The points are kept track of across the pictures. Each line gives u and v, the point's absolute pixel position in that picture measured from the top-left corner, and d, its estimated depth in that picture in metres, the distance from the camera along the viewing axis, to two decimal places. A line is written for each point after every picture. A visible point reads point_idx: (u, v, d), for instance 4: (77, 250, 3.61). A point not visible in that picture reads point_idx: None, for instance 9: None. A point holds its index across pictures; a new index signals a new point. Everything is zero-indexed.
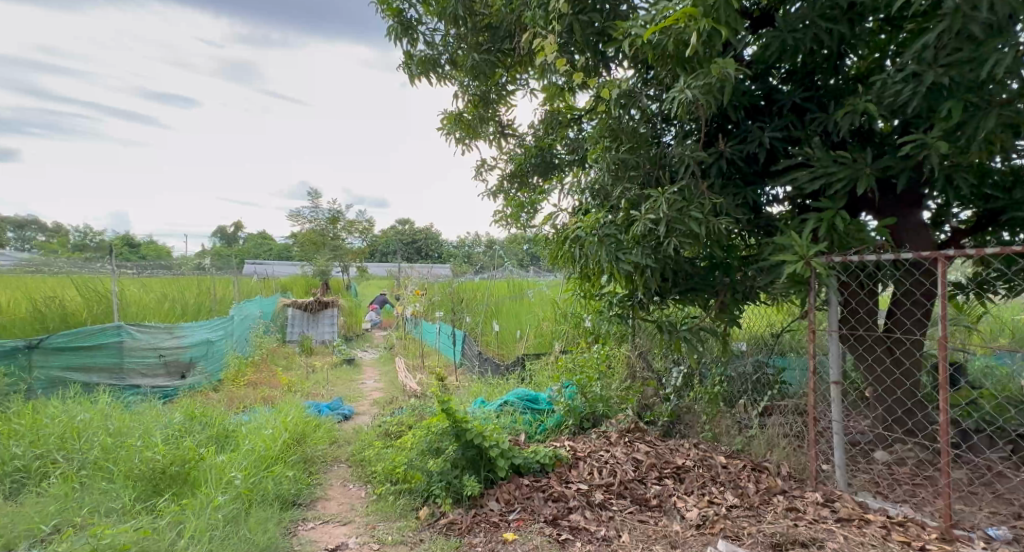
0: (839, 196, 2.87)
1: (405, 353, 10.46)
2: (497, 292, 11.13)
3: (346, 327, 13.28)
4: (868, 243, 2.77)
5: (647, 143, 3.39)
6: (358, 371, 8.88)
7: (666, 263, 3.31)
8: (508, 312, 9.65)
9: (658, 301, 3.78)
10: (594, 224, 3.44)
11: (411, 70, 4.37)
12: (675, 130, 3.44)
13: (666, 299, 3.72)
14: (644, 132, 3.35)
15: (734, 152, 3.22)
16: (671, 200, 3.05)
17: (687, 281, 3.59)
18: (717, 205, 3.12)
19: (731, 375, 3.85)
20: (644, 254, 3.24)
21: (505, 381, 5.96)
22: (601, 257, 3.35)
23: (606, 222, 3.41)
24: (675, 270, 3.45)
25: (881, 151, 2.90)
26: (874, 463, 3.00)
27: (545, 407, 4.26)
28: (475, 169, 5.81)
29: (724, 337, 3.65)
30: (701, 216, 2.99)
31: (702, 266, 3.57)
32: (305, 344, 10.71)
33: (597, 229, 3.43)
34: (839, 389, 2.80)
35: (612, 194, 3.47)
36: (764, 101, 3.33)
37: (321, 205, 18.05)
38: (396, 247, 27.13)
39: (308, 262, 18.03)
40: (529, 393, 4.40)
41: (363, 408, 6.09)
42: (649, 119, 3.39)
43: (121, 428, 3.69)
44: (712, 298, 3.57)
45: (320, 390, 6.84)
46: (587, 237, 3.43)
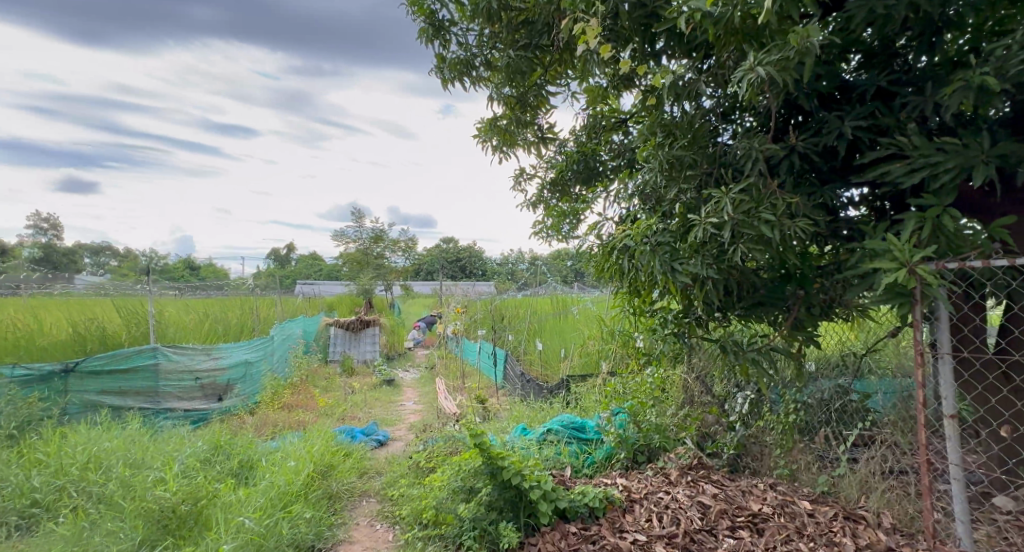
0: (946, 190, 2.40)
1: (445, 374, 10.18)
2: (540, 309, 10.75)
3: (389, 346, 13.17)
4: (988, 246, 2.28)
5: (705, 139, 2.99)
6: (397, 392, 8.63)
7: (730, 274, 2.88)
8: (551, 330, 9.23)
9: (719, 319, 3.33)
10: (645, 231, 3.05)
11: (444, 74, 4.12)
12: (736, 125, 3.03)
13: (728, 315, 3.27)
14: (702, 126, 2.96)
15: (808, 145, 2.79)
16: (736, 200, 2.63)
17: (753, 295, 3.14)
18: (792, 205, 2.68)
19: (808, 402, 3.35)
20: (704, 263, 2.83)
21: (548, 406, 5.55)
22: (654, 268, 2.94)
23: (658, 229, 3.02)
24: (739, 282, 3.01)
25: (996, 135, 2.43)
26: (1000, 515, 2.47)
27: (593, 437, 3.84)
28: (514, 179, 5.51)
29: (800, 360, 3.16)
30: (774, 218, 2.55)
31: (771, 278, 3.11)
32: (346, 364, 10.59)
33: (648, 237, 3.03)
34: (955, 425, 2.29)
35: (666, 198, 3.08)
36: (841, 88, 2.90)
37: (365, 224, 18.21)
38: (439, 265, 27.21)
39: (352, 281, 18.18)
40: (574, 420, 4.01)
41: (400, 433, 5.80)
42: (706, 112, 3.00)
43: (143, 459, 3.51)
44: (783, 315, 3.11)
45: (356, 413, 6.60)
46: (637, 246, 3.03)
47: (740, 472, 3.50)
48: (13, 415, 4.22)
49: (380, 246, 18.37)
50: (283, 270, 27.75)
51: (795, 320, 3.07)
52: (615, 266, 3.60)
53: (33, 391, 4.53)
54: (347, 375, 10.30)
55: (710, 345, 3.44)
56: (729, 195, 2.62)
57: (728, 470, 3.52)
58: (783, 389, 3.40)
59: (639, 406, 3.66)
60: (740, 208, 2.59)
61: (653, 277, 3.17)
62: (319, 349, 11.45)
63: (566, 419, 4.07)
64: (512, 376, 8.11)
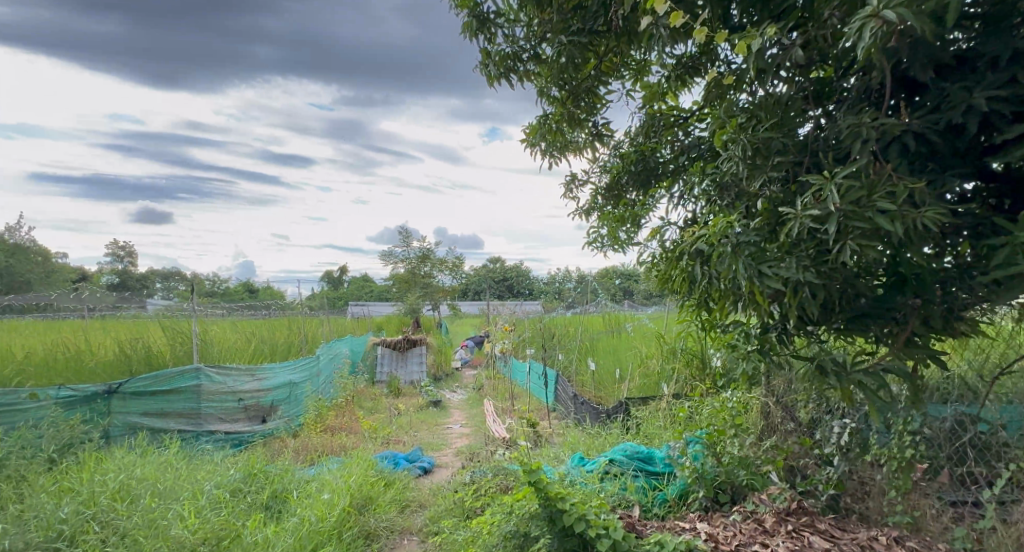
0: None
1: (494, 395, 9.81)
2: (591, 328, 10.29)
3: (437, 366, 12.94)
4: None
5: (796, 120, 2.53)
6: (444, 414, 8.32)
7: (831, 279, 2.40)
8: (604, 349, 8.74)
9: (811, 333, 2.84)
10: (723, 229, 2.62)
11: (489, 71, 3.83)
12: (831, 104, 2.57)
13: (823, 329, 2.78)
14: (792, 105, 2.50)
15: (925, 123, 2.30)
16: (844, 187, 2.15)
17: (857, 305, 2.64)
18: (914, 193, 2.18)
19: (925, 434, 2.81)
20: (798, 266, 2.37)
21: (607, 432, 5.08)
22: (736, 273, 2.51)
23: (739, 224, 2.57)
24: (841, 289, 2.53)
25: None
26: None
27: (665, 470, 3.38)
28: (565, 185, 5.17)
29: (918, 383, 2.62)
30: (895, 207, 2.06)
31: (878, 285, 2.61)
32: (393, 385, 10.40)
33: (727, 236, 2.60)
34: None
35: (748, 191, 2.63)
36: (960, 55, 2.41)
37: (412, 244, 18.25)
38: (486, 285, 27.09)
39: (400, 301, 18.19)
40: (640, 450, 3.57)
41: (446, 459, 5.47)
42: (797, 88, 2.54)
43: (175, 489, 3.30)
44: (895, 328, 2.59)
45: (402, 437, 6.32)
46: (713, 248, 2.61)
47: (841, 517, 2.97)
48: (55, 438, 4.13)
49: (427, 265, 18.35)
50: (334, 291, 28.29)
51: (909, 335, 2.56)
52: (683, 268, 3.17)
53: (76, 413, 4.44)
54: (394, 395, 10.11)
55: (801, 364, 2.95)
56: (833, 183, 2.16)
57: (827, 514, 2.99)
58: (894, 419, 2.86)
59: (718, 434, 3.18)
60: (850, 197, 2.12)
61: (733, 281, 2.74)
62: (365, 369, 11.33)
63: (631, 448, 3.64)
64: (564, 397, 7.66)
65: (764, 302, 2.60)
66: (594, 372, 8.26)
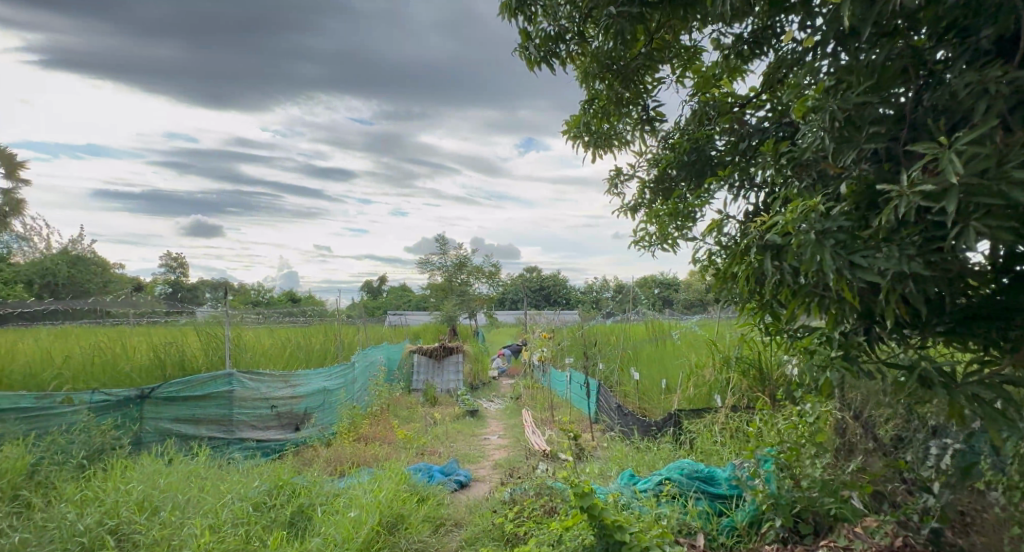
0: None
1: (532, 405, 9.48)
2: (634, 336, 9.88)
3: (474, 376, 12.71)
4: None
5: (899, 77, 2.09)
6: (481, 424, 8.04)
7: (941, 270, 2.01)
8: (648, 358, 8.33)
9: (905, 338, 2.44)
10: (804, 214, 2.27)
11: (528, 54, 3.57)
12: None
13: (922, 333, 2.37)
14: (893, 62, 2.08)
15: None
16: (965, 155, 1.77)
17: (966, 305, 2.23)
18: None
19: None
20: (901, 255, 2.00)
21: (657, 448, 4.70)
22: (820, 263, 2.14)
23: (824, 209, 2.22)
24: (950, 284, 2.13)
25: None
26: None
27: (732, 495, 3.08)
28: (609, 181, 4.85)
29: None
30: None
31: (995, 281, 2.18)
32: (429, 393, 10.21)
33: (808, 220, 2.24)
34: None
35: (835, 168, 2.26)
36: None
37: (449, 252, 18.18)
38: (523, 294, 26.86)
39: (437, 309, 18.12)
40: (699, 468, 3.28)
41: (483, 473, 5.18)
42: (901, 39, 2.10)
43: (199, 501, 3.11)
44: (1016, 333, 2.17)
45: (437, 447, 6.07)
46: (792, 234, 2.25)
47: None
48: (86, 444, 4.02)
49: (464, 273, 18.25)
50: (372, 301, 28.61)
51: None
52: (753, 263, 2.82)
53: (108, 418, 4.33)
54: (431, 404, 9.91)
55: (896, 373, 2.53)
56: (951, 151, 1.78)
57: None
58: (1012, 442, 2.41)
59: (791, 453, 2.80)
60: (973, 167, 1.74)
61: (815, 275, 2.37)
62: (401, 377, 11.18)
63: (687, 464, 3.36)
64: (607, 409, 7.27)
65: (854, 299, 2.22)
66: (639, 382, 7.85)
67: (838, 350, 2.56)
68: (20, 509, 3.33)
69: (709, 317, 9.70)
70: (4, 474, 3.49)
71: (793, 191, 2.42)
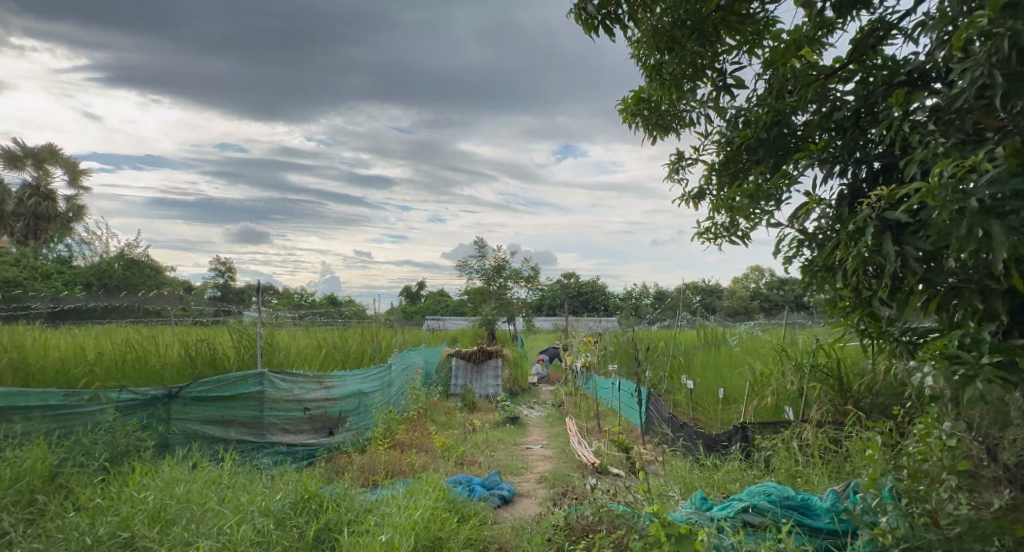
0: None
1: (576, 414, 9.00)
2: (685, 343, 9.32)
3: (514, 381, 12.32)
4: None
5: None
6: (522, 433, 7.60)
7: None
8: (702, 366, 7.78)
9: None
10: (955, 174, 1.79)
11: (587, 14, 3.15)
12: None
13: None
14: None
15: None
16: None
17: None
18: None
19: None
20: None
21: (726, 467, 4.17)
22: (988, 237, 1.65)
23: (988, 165, 1.72)
24: None
25: None
26: None
27: (840, 530, 2.62)
28: (670, 166, 4.42)
29: None
30: None
31: None
32: (468, 399, 9.86)
33: (965, 183, 1.74)
34: None
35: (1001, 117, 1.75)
36: None
37: (488, 255, 17.92)
38: (562, 300, 26.39)
39: (475, 313, 17.85)
40: (789, 496, 2.84)
41: (528, 487, 4.76)
42: None
43: (219, 512, 2.77)
44: None
45: (477, 457, 5.68)
46: (942, 201, 1.76)
47: None
48: (110, 445, 3.77)
49: (503, 276, 17.95)
50: (409, 306, 28.72)
51: None
52: (868, 246, 2.35)
53: (134, 418, 4.09)
54: (470, 410, 9.56)
55: None
56: None
57: None
58: None
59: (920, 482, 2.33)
60: None
61: (966, 258, 1.87)
62: (439, 381, 10.85)
63: (774, 490, 2.93)
64: (660, 420, 6.73)
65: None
66: (693, 392, 7.27)
67: (990, 354, 2.04)
68: (35, 516, 3.07)
69: (766, 324, 9.03)
70: (22, 476, 3.24)
71: (935, 150, 1.92)
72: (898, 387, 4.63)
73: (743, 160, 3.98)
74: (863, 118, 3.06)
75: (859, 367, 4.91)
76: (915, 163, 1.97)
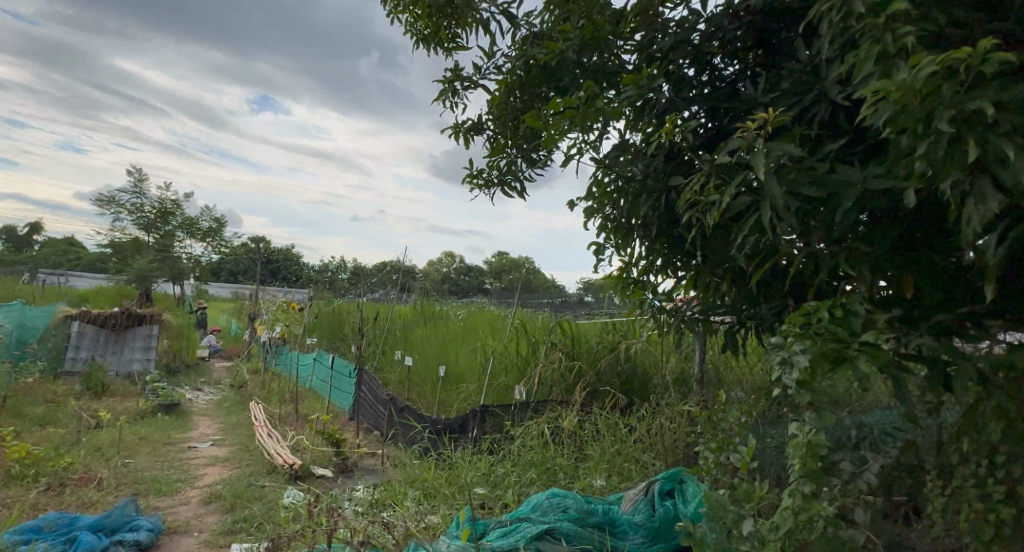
0: None
1: (261, 398, 7.30)
2: (401, 317, 8.55)
3: (173, 356, 9.61)
4: None
5: None
6: (182, 426, 5.61)
7: None
8: (423, 337, 7.10)
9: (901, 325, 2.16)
10: (942, 109, 1.54)
11: None
12: None
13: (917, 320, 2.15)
14: None
15: None
16: None
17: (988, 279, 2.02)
18: None
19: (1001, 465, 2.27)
20: None
21: (475, 463, 3.47)
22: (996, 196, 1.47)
23: (981, 110, 1.51)
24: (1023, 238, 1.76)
25: None
26: None
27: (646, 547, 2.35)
28: (452, 79, 3.54)
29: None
30: None
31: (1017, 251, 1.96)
32: (97, 379, 7.07)
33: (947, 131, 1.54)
34: None
35: (975, 69, 1.55)
36: None
37: (150, 195, 13.97)
38: (247, 262, 22.99)
39: (123, 267, 13.71)
40: (591, 510, 2.35)
41: (191, 516, 3.18)
42: None
43: None
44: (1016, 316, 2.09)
45: (104, 470, 3.73)
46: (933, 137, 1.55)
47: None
48: None
49: (172, 223, 14.32)
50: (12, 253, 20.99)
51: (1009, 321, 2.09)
52: (743, 181, 2.03)
53: None
54: (98, 397, 6.84)
55: (894, 367, 2.05)
56: None
57: None
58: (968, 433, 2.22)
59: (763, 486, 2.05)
60: None
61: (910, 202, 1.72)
62: (47, 354, 7.58)
63: (570, 502, 2.35)
64: (374, 403, 5.74)
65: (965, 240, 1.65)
66: (412, 369, 6.46)
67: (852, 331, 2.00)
68: None
69: (479, 302, 8.93)
70: None
71: (895, 92, 1.65)
72: (622, 365, 4.67)
73: (539, 89, 3.37)
74: (686, 63, 2.86)
75: (591, 345, 4.81)
76: (880, 103, 1.68)
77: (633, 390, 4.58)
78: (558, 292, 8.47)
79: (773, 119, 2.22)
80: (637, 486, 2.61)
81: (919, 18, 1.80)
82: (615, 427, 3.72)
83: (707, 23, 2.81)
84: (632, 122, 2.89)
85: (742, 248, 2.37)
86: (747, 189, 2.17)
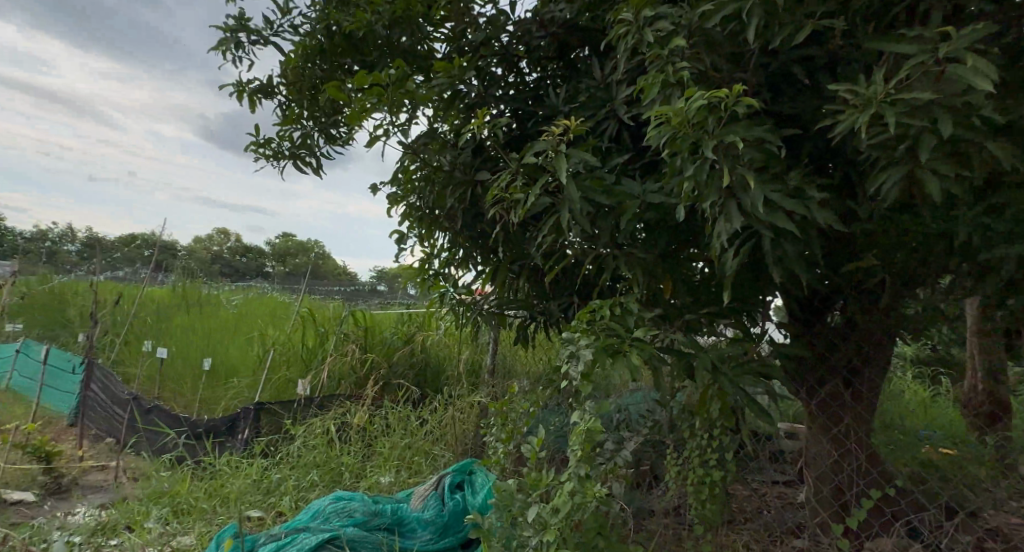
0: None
1: None
2: (155, 299, 7.33)
3: None
4: None
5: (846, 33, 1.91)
6: None
7: (784, 245, 1.93)
8: (187, 321, 6.24)
9: (658, 323, 2.52)
10: (706, 138, 1.80)
11: None
12: (800, 21, 1.91)
13: (671, 319, 2.53)
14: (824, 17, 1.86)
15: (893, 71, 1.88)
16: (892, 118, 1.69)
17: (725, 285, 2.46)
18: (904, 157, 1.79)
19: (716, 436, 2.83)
20: (787, 211, 1.80)
21: None
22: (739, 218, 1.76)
23: (734, 144, 1.78)
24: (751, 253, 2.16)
25: None
26: None
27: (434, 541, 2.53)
28: (237, 30, 3.09)
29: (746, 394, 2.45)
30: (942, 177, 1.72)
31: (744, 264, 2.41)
32: None
33: (709, 159, 1.79)
34: None
35: (732, 108, 1.82)
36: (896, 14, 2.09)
37: None
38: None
39: None
40: (378, 512, 2.57)
41: None
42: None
43: None
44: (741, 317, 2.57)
45: None
46: (698, 163, 1.79)
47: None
48: None
49: None
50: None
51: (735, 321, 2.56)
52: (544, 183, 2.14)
53: None
54: None
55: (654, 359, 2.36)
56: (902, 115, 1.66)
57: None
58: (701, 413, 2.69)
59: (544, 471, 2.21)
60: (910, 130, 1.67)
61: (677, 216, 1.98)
62: None
63: (355, 506, 2.59)
64: (110, 403, 4.77)
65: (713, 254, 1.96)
66: (164, 364, 5.45)
67: (624, 328, 2.26)
68: None
69: (260, 286, 8.20)
70: None
71: (673, 118, 1.86)
72: (414, 356, 4.96)
73: (343, 61, 3.15)
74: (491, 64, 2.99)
75: (385, 337, 5.08)
76: (661, 127, 1.89)
77: (424, 378, 4.88)
78: (350, 279, 8.20)
79: (571, 128, 2.39)
80: (434, 483, 2.83)
81: (692, 56, 2.08)
82: (414, 418, 4.19)
83: (512, 27, 2.96)
84: (442, 110, 2.98)
85: (544, 247, 2.61)
86: (545, 191, 2.29)
